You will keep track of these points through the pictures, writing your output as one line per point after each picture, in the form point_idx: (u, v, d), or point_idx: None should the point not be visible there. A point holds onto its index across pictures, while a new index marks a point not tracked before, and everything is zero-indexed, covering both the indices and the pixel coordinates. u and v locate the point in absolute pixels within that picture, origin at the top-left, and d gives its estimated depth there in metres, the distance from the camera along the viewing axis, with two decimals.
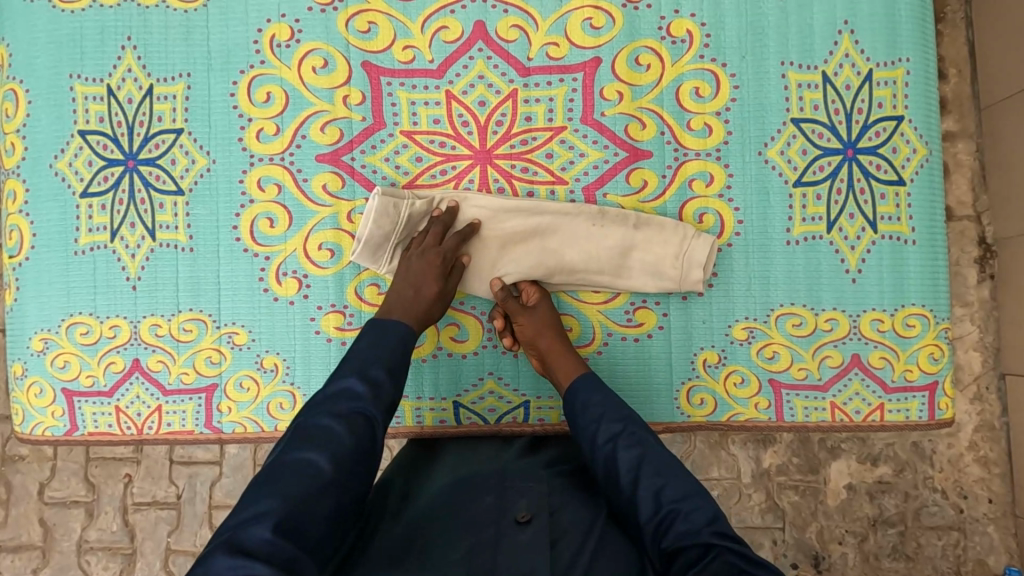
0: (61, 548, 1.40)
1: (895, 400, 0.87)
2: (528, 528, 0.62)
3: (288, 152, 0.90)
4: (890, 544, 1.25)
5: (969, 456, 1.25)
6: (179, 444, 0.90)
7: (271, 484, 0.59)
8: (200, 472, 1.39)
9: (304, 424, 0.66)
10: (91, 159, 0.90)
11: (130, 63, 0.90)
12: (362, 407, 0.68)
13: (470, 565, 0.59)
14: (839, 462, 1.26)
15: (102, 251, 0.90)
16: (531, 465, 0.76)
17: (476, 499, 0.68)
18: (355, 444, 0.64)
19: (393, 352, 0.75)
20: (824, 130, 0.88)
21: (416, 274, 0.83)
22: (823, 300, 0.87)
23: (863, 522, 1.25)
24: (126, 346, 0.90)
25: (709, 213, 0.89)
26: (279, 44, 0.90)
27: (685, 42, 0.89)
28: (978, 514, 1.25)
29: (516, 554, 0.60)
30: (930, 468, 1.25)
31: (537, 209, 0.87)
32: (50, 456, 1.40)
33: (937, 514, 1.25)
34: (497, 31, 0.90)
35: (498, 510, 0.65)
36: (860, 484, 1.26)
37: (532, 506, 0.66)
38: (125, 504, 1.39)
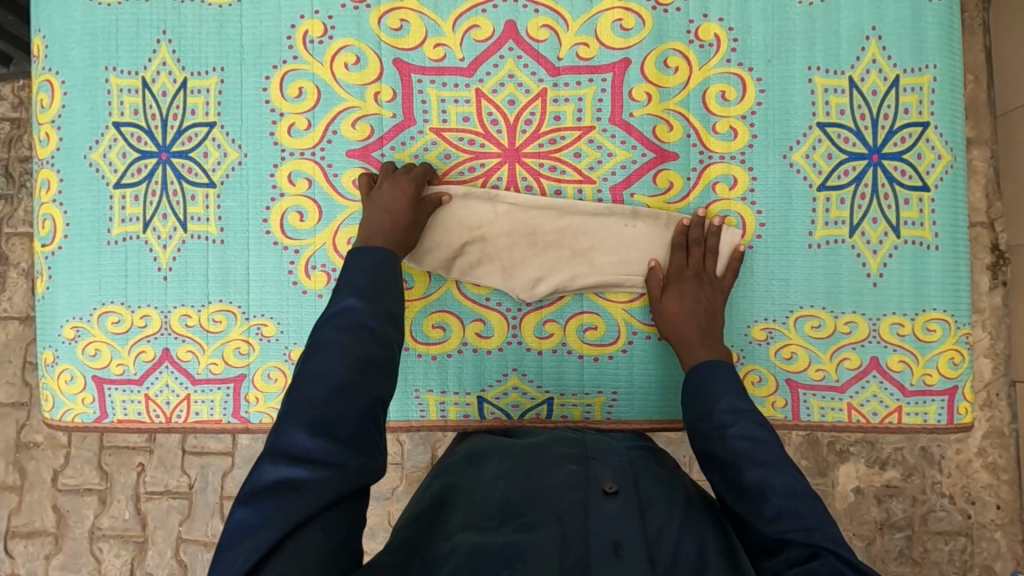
0: (75, 535, 1.42)
1: (913, 403, 0.88)
2: (615, 497, 0.62)
3: (319, 147, 0.91)
4: (897, 547, 1.26)
5: (977, 462, 1.26)
6: (206, 432, 0.91)
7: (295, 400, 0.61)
8: (212, 462, 1.41)
9: (312, 340, 0.67)
10: (125, 151, 0.91)
11: (164, 56, 0.91)
12: (365, 318, 0.69)
13: (564, 530, 0.58)
14: (848, 466, 1.27)
15: (134, 241, 0.91)
16: (606, 441, 0.75)
17: (558, 466, 0.67)
18: (364, 352, 0.65)
19: (383, 271, 0.75)
20: (849, 135, 0.88)
21: (382, 194, 0.84)
22: (842, 303, 0.88)
23: (871, 525, 1.27)
24: (156, 335, 0.91)
25: (732, 215, 0.90)
26: (311, 40, 0.91)
27: (712, 46, 0.90)
28: (985, 520, 1.26)
29: (605, 519, 0.59)
30: (939, 473, 1.26)
31: (573, 212, 0.89)
32: (64, 442, 1.42)
33: (945, 519, 1.26)
34: (528, 30, 0.91)
35: (580, 478, 0.65)
36: (868, 488, 1.27)
37: (618, 480, 0.65)
38: (138, 492, 1.41)
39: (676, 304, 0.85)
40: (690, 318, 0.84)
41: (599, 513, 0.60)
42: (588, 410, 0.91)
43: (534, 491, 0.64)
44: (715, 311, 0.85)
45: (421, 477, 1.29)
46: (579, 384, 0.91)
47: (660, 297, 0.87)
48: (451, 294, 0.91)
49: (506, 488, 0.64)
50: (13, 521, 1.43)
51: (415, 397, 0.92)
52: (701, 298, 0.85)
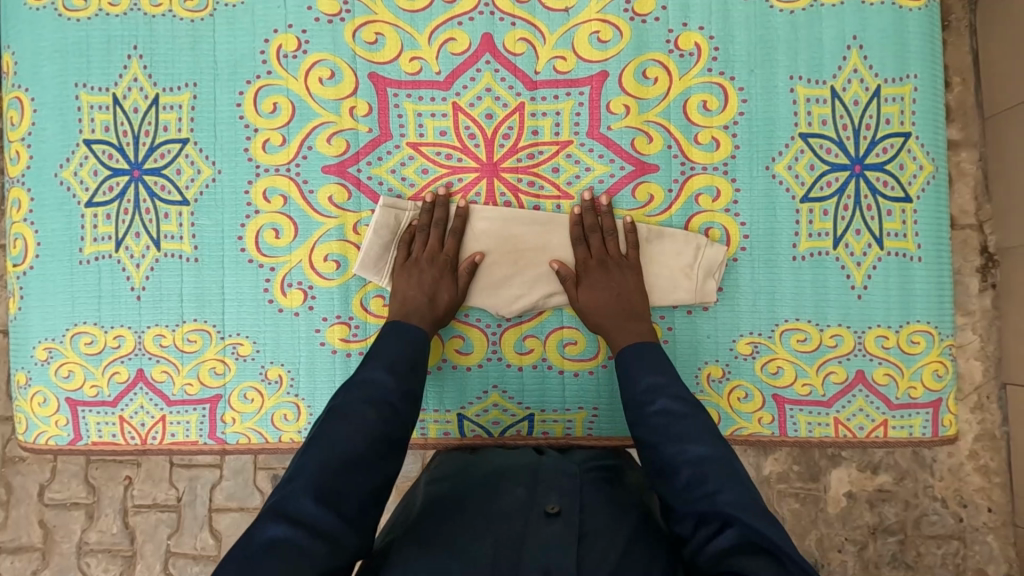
0: (62, 550, 1.40)
1: (899, 417, 0.87)
2: (556, 520, 0.63)
3: (294, 163, 0.90)
4: (890, 551, 1.26)
5: (969, 465, 1.25)
6: (183, 454, 0.90)
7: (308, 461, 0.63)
8: (200, 475, 1.40)
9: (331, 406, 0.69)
10: (96, 169, 0.90)
11: (136, 72, 0.90)
12: (388, 395, 0.70)
13: (495, 560, 0.57)
14: (840, 470, 1.26)
15: (107, 260, 0.90)
16: (561, 464, 0.75)
17: (508, 492, 0.68)
18: (383, 428, 0.67)
19: (405, 351, 0.76)
20: (831, 146, 0.87)
21: (416, 281, 0.84)
22: (828, 316, 0.87)
23: (863, 530, 1.26)
24: (130, 356, 0.89)
25: (716, 227, 0.89)
26: (285, 54, 0.90)
27: (692, 57, 0.89)
28: (978, 523, 1.25)
29: (542, 545, 0.60)
30: (930, 477, 1.26)
31: (551, 231, 0.88)
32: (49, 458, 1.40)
33: (938, 522, 1.25)
34: (505, 43, 0.90)
35: (525, 506, 0.66)
36: (861, 492, 1.26)
37: (564, 503, 0.66)
38: (125, 506, 1.40)
39: (593, 299, 0.84)
40: (604, 306, 0.83)
41: (534, 542, 0.60)
42: (569, 426, 0.90)
43: (475, 517, 0.64)
44: (632, 298, 0.84)
45: None
46: (561, 400, 0.90)
47: (575, 294, 0.85)
48: None
49: (450, 515, 0.65)
50: None
51: None
52: (611, 285, 0.84)
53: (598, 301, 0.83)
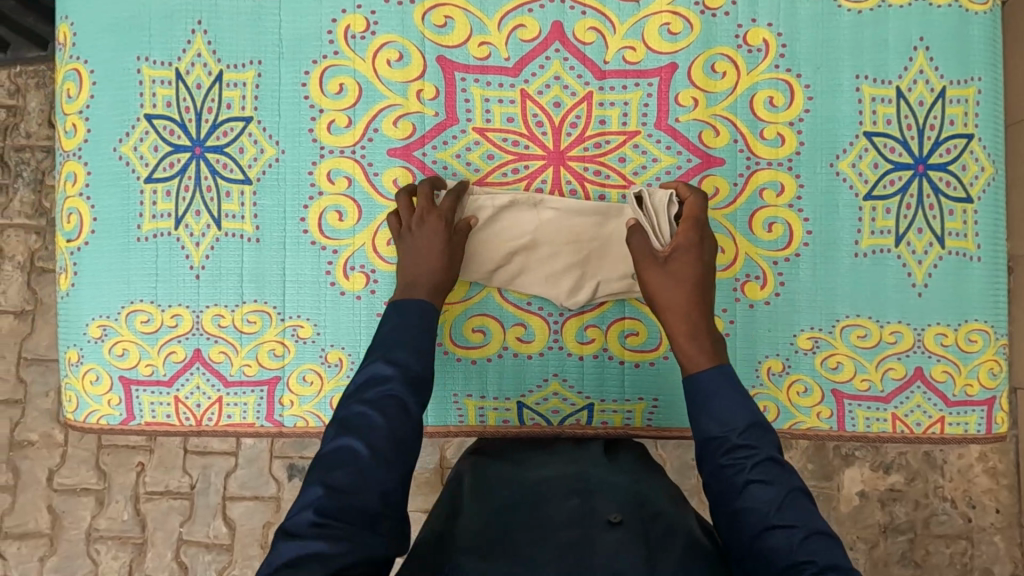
0: (69, 537, 1.43)
1: (955, 414, 0.88)
2: (618, 528, 0.63)
3: (359, 145, 0.89)
4: (899, 550, 1.39)
5: (978, 468, 1.40)
6: (239, 436, 0.89)
7: (314, 471, 0.61)
8: (215, 463, 1.42)
9: (341, 415, 0.66)
10: (157, 144, 0.88)
11: (199, 47, 0.88)
12: (394, 388, 0.67)
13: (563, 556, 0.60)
14: (853, 470, 1.40)
15: (166, 237, 0.88)
16: (613, 475, 0.76)
17: (562, 499, 0.70)
18: (391, 428, 0.64)
19: (421, 328, 0.73)
20: (895, 145, 0.88)
21: (424, 239, 0.80)
22: (888, 313, 0.88)
23: (874, 528, 1.40)
24: (187, 335, 0.88)
25: (779, 222, 0.90)
26: (353, 35, 0.88)
27: (761, 52, 0.90)
28: (985, 524, 1.39)
29: (611, 549, 0.60)
30: (940, 478, 1.40)
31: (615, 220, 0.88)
32: (61, 441, 1.42)
33: (947, 522, 1.39)
34: (575, 32, 0.90)
35: (583, 513, 0.67)
36: (872, 491, 1.40)
37: (624, 511, 0.67)
38: (137, 493, 1.43)
39: (675, 294, 0.77)
40: (683, 295, 0.77)
41: (600, 542, 0.61)
42: (628, 416, 0.91)
43: (535, 522, 0.66)
44: (710, 269, 0.80)
45: (427, 479, 1.30)
46: (620, 390, 0.90)
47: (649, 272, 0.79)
48: (493, 298, 0.90)
49: (511, 520, 0.67)
50: (5, 522, 1.43)
51: (455, 402, 0.90)
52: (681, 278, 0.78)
53: (667, 286, 0.77)
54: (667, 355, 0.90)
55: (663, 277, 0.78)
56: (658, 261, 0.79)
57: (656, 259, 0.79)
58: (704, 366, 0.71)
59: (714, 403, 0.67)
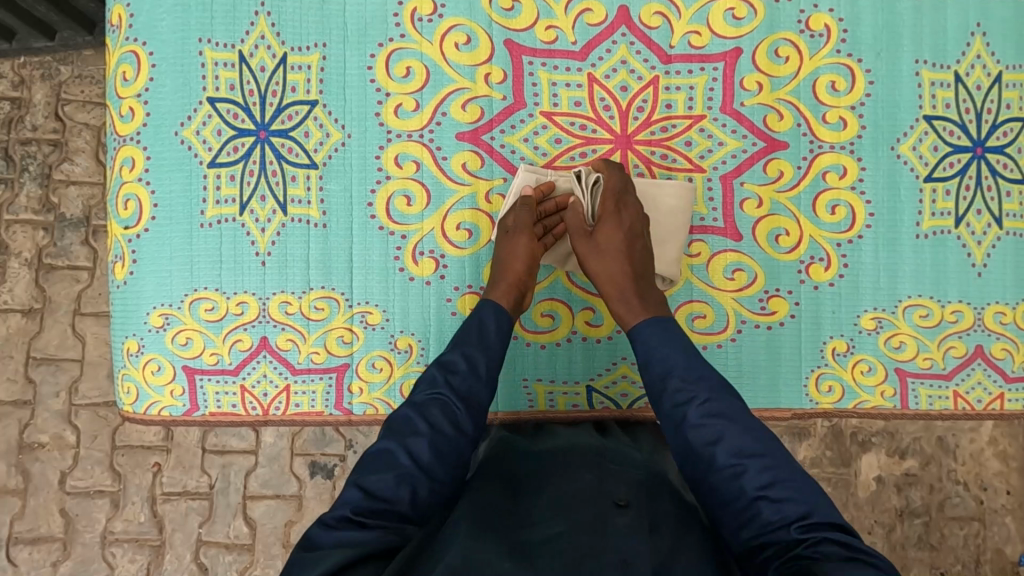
0: (84, 540, 1.39)
1: (1014, 390, 0.90)
2: (627, 512, 0.61)
3: (427, 129, 0.88)
4: (916, 534, 1.42)
5: (989, 451, 1.44)
6: (308, 425, 0.87)
7: (362, 465, 0.62)
8: (234, 461, 1.40)
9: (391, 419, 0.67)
10: (220, 128, 0.86)
11: (263, 29, 0.87)
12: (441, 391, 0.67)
13: (574, 543, 0.57)
14: (870, 456, 1.43)
15: (230, 224, 0.86)
16: (626, 454, 0.74)
17: (573, 477, 0.67)
18: (433, 434, 0.64)
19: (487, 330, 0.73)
20: (954, 128, 0.90)
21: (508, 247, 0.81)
22: (948, 293, 0.90)
23: (891, 513, 1.43)
24: (253, 323, 0.86)
25: (842, 205, 0.91)
26: (420, 18, 0.88)
27: (822, 37, 0.91)
28: (996, 506, 1.43)
29: (617, 533, 0.58)
30: (953, 462, 1.44)
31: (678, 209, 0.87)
32: (73, 441, 1.38)
33: (960, 505, 1.43)
34: (641, 16, 0.90)
35: (596, 489, 0.64)
36: (889, 476, 1.43)
37: (633, 493, 0.65)
38: (154, 494, 1.39)
39: (602, 262, 0.78)
40: (615, 265, 0.77)
41: (608, 526, 0.59)
42: None
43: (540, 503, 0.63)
44: (640, 234, 0.80)
45: None
46: None
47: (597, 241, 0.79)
48: (561, 282, 0.90)
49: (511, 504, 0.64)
50: (16, 526, 1.39)
51: (525, 387, 0.90)
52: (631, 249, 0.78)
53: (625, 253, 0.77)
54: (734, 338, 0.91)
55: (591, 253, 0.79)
56: (587, 234, 0.80)
57: (587, 232, 0.80)
58: (636, 323, 0.73)
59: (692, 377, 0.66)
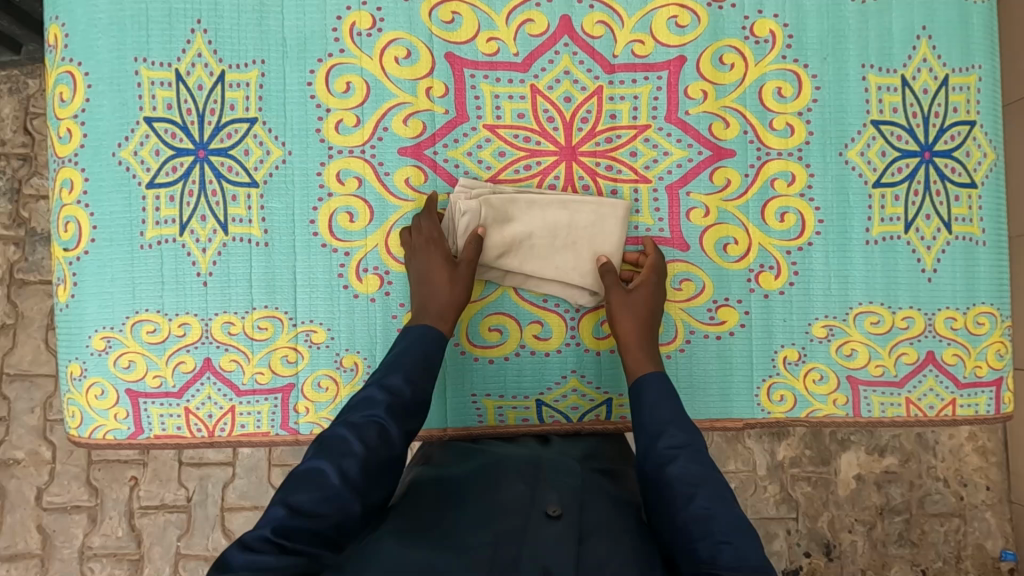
0: (63, 556, 1.39)
1: (966, 395, 0.90)
2: (557, 522, 0.62)
3: (368, 144, 0.87)
4: (896, 530, 1.42)
5: (969, 446, 1.43)
6: (253, 446, 0.86)
7: (282, 485, 0.60)
8: (212, 474, 1.39)
9: (323, 436, 0.66)
10: (158, 148, 0.85)
11: (200, 47, 0.86)
12: (378, 414, 0.67)
13: (494, 554, 0.57)
14: (850, 454, 1.42)
15: (171, 245, 0.85)
16: (564, 461, 0.77)
17: (508, 488, 0.69)
18: (366, 453, 0.64)
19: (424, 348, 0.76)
20: (902, 133, 0.89)
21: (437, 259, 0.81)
22: (900, 299, 0.90)
23: (871, 511, 1.42)
24: (196, 345, 0.85)
25: (791, 212, 0.90)
26: (359, 32, 0.87)
27: (768, 43, 0.90)
28: (977, 501, 1.43)
29: (541, 541, 0.59)
30: (933, 458, 1.43)
31: (615, 218, 0.87)
32: (49, 458, 1.37)
33: (940, 501, 1.43)
34: (583, 26, 0.89)
35: (526, 502, 0.66)
36: (869, 474, 1.42)
37: (563, 502, 0.66)
38: (131, 509, 1.38)
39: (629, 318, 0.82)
40: (641, 326, 0.82)
41: (533, 535, 0.60)
42: None
43: (472, 513, 0.65)
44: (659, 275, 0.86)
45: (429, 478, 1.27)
46: None
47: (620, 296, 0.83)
48: (509, 296, 0.89)
49: (448, 513, 0.65)
50: None
51: (474, 402, 0.89)
52: (654, 303, 0.84)
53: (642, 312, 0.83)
54: (682, 348, 0.90)
55: (622, 303, 0.83)
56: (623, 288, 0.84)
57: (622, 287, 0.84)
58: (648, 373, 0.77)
59: (659, 405, 0.73)
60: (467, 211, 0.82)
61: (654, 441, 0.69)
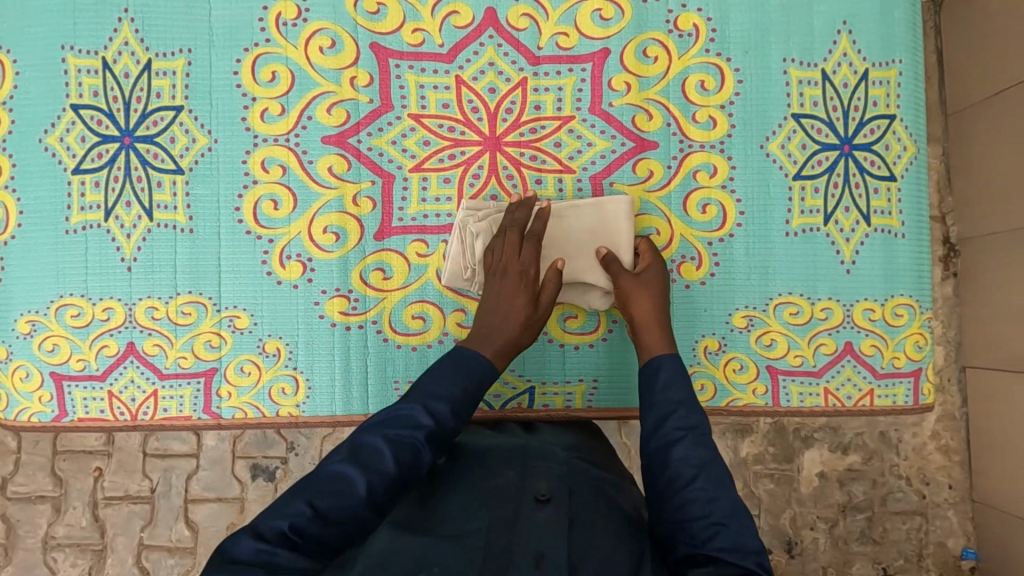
0: (27, 544, 1.18)
1: (884, 385, 0.91)
2: (546, 507, 0.61)
3: (293, 133, 0.88)
4: (858, 529, 1.15)
5: (932, 444, 1.16)
6: (176, 429, 0.88)
7: (299, 487, 0.57)
8: (176, 466, 1.17)
9: (355, 441, 0.62)
10: (84, 135, 0.86)
11: (127, 36, 0.87)
12: (418, 437, 0.63)
13: (488, 542, 0.58)
14: (812, 451, 1.16)
15: (96, 230, 0.87)
16: (551, 445, 0.75)
17: (497, 473, 0.67)
18: (399, 474, 0.60)
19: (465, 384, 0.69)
20: (822, 126, 0.91)
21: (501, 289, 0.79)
22: (819, 290, 0.91)
23: (833, 508, 1.16)
24: (120, 329, 0.87)
25: (712, 203, 0.91)
26: (285, 22, 0.88)
27: (691, 36, 0.91)
28: (939, 500, 1.16)
29: (534, 528, 0.59)
30: (896, 456, 1.16)
31: (622, 217, 0.85)
32: (13, 447, 1.18)
33: (903, 499, 1.15)
34: (508, 18, 0.90)
35: (516, 487, 0.64)
36: (833, 471, 1.16)
37: (553, 486, 0.65)
38: (96, 497, 1.17)
39: (645, 301, 0.81)
40: (659, 304, 0.81)
41: (527, 522, 0.60)
42: (569, 398, 0.91)
43: (462, 494, 0.64)
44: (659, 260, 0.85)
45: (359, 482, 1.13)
46: (561, 371, 0.91)
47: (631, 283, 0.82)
48: (431, 284, 0.90)
49: (433, 499, 0.64)
50: None
51: (395, 388, 0.89)
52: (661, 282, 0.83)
53: (656, 293, 0.82)
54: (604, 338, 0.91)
55: (634, 285, 0.82)
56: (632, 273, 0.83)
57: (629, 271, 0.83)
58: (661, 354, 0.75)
59: (674, 383, 0.70)
60: (479, 232, 0.82)
61: (664, 413, 0.67)
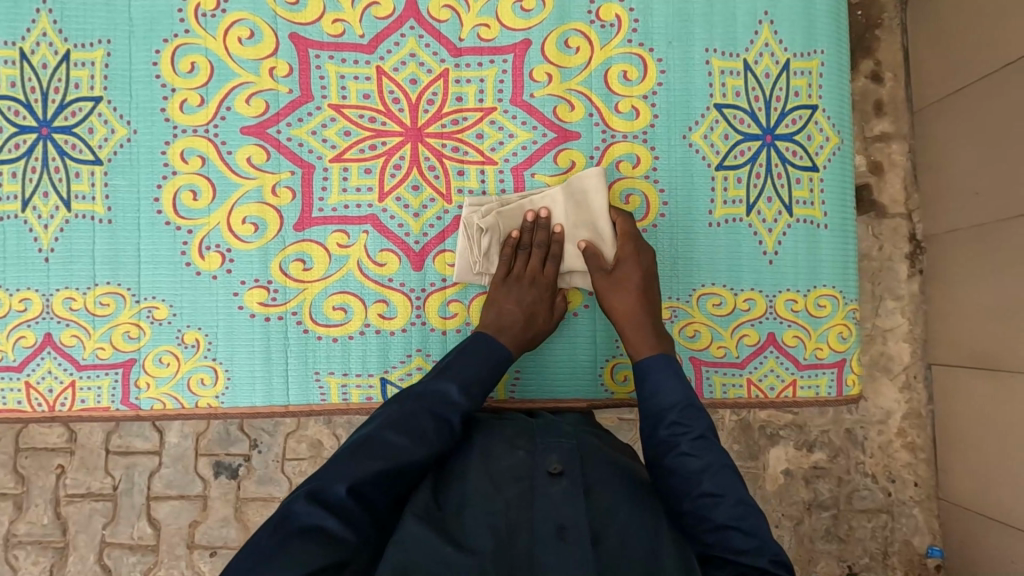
0: None
1: (806, 376, 0.91)
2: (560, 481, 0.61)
3: (212, 124, 0.88)
4: (824, 527, 1.09)
5: (898, 442, 1.10)
6: (95, 421, 0.87)
7: (366, 455, 0.63)
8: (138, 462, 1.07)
9: (391, 416, 0.68)
10: (1, 125, 0.87)
11: (45, 27, 0.87)
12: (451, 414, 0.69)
13: (498, 537, 0.57)
14: (777, 449, 1.09)
15: (13, 221, 0.87)
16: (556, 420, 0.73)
17: (504, 454, 0.65)
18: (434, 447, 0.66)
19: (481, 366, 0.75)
20: (744, 116, 0.91)
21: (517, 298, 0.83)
22: (742, 281, 0.90)
23: (799, 506, 1.09)
24: (37, 320, 0.87)
25: (636, 194, 0.91)
26: (203, 13, 0.88)
27: (614, 27, 0.91)
28: (905, 498, 1.10)
29: (551, 506, 0.58)
30: (862, 454, 1.10)
31: (595, 193, 0.84)
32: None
33: (868, 497, 1.09)
34: (429, 10, 0.90)
35: (526, 464, 0.64)
36: (799, 469, 1.09)
37: (566, 459, 0.63)
38: (56, 495, 1.07)
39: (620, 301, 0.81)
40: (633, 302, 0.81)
41: (545, 502, 0.59)
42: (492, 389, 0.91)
43: (471, 465, 0.65)
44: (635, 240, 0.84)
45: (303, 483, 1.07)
46: None
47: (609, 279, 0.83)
48: (352, 275, 0.89)
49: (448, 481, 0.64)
50: None
51: (316, 380, 0.89)
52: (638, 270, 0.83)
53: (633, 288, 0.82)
54: None
55: (610, 286, 0.82)
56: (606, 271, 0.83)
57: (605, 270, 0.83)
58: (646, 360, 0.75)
59: (661, 392, 0.71)
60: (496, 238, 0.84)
61: (660, 424, 0.69)
